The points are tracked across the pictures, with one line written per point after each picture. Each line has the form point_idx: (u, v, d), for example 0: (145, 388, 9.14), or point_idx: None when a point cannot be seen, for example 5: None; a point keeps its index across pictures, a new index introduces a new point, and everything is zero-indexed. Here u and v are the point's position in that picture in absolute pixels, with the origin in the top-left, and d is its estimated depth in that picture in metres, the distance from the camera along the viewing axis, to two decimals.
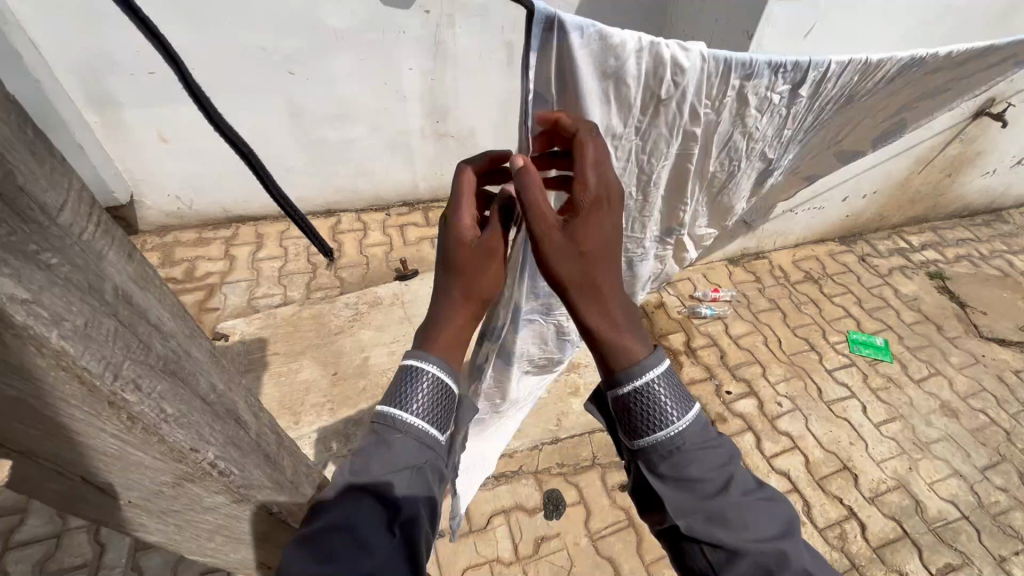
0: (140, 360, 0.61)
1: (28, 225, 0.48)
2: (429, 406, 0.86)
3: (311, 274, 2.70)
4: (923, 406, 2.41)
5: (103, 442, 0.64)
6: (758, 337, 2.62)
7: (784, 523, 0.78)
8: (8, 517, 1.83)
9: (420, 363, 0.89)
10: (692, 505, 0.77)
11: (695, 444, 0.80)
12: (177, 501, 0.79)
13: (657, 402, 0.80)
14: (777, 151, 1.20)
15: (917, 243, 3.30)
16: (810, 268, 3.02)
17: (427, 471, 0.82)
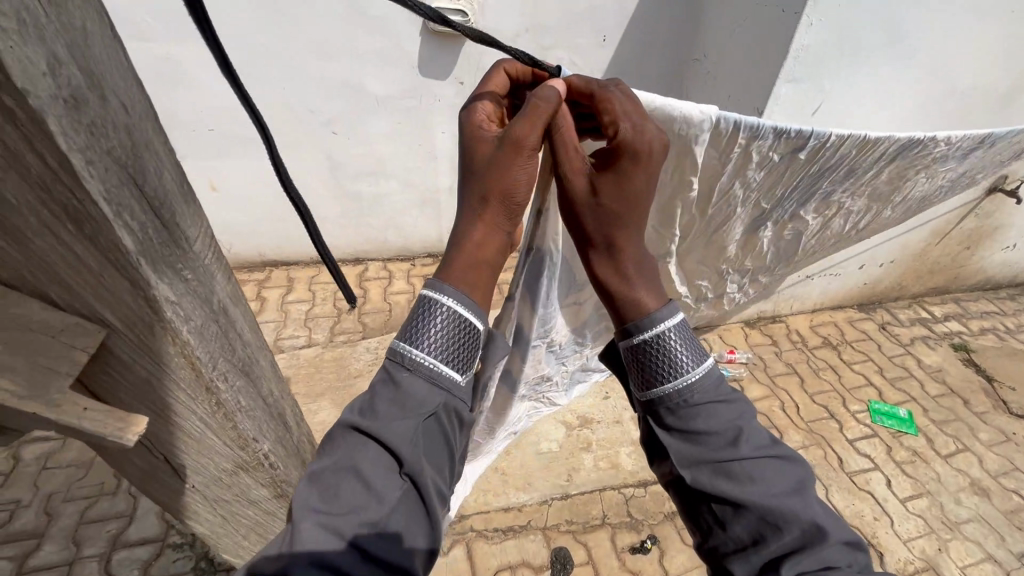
0: (229, 358, 0.79)
1: (180, 250, 0.64)
2: (443, 345, 0.80)
3: (336, 318, 2.81)
4: (951, 483, 2.31)
5: (190, 424, 0.80)
6: (775, 402, 2.59)
7: (796, 481, 0.76)
8: (26, 541, 1.87)
9: (436, 295, 0.82)
10: (699, 454, 0.79)
11: (705, 397, 0.83)
12: (229, 491, 1.00)
13: (669, 348, 0.84)
14: (772, 203, 1.27)
15: (939, 313, 3.27)
16: (827, 334, 3.01)
17: (440, 416, 0.78)
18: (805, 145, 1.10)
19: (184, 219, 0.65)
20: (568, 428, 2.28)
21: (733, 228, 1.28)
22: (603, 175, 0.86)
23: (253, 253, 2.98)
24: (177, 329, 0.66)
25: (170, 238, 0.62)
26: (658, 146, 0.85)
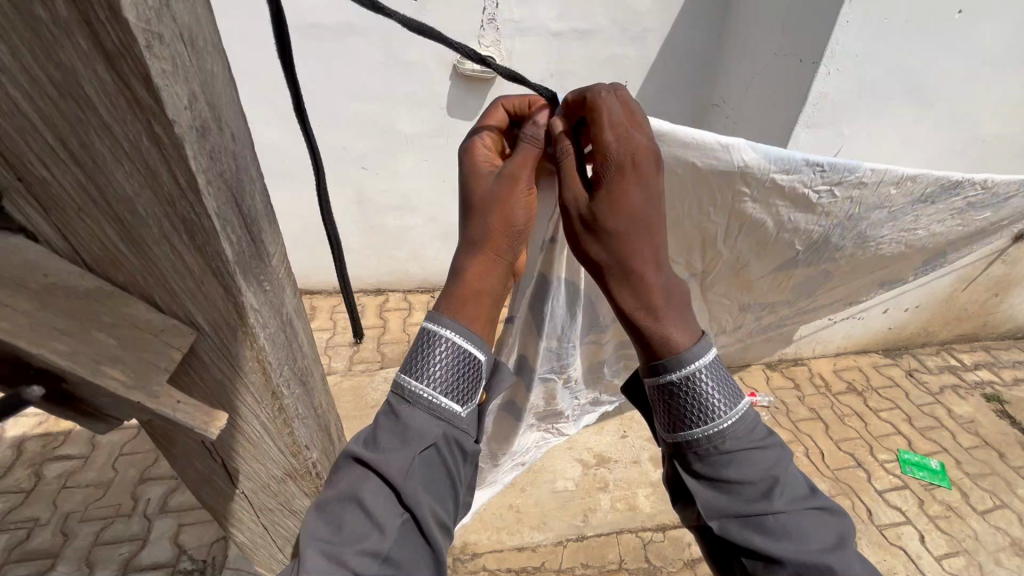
0: (293, 366, 0.78)
1: (261, 263, 0.65)
2: (445, 373, 0.78)
3: (355, 347, 2.85)
4: (990, 542, 2.19)
5: (250, 428, 0.78)
6: (798, 448, 2.51)
7: (836, 537, 0.73)
8: (41, 560, 1.88)
9: (433, 328, 0.80)
10: (730, 507, 0.76)
11: (740, 444, 0.78)
12: (275, 499, 0.92)
13: (703, 393, 0.79)
14: (806, 246, 1.26)
15: (969, 361, 3.17)
16: (851, 379, 2.94)
17: (441, 445, 0.76)
18: (837, 184, 1.11)
19: (266, 228, 0.66)
20: (585, 467, 2.24)
21: (756, 264, 1.29)
22: (609, 182, 0.81)
23: None
24: (256, 333, 0.66)
25: (256, 246, 0.63)
26: (649, 154, 0.82)
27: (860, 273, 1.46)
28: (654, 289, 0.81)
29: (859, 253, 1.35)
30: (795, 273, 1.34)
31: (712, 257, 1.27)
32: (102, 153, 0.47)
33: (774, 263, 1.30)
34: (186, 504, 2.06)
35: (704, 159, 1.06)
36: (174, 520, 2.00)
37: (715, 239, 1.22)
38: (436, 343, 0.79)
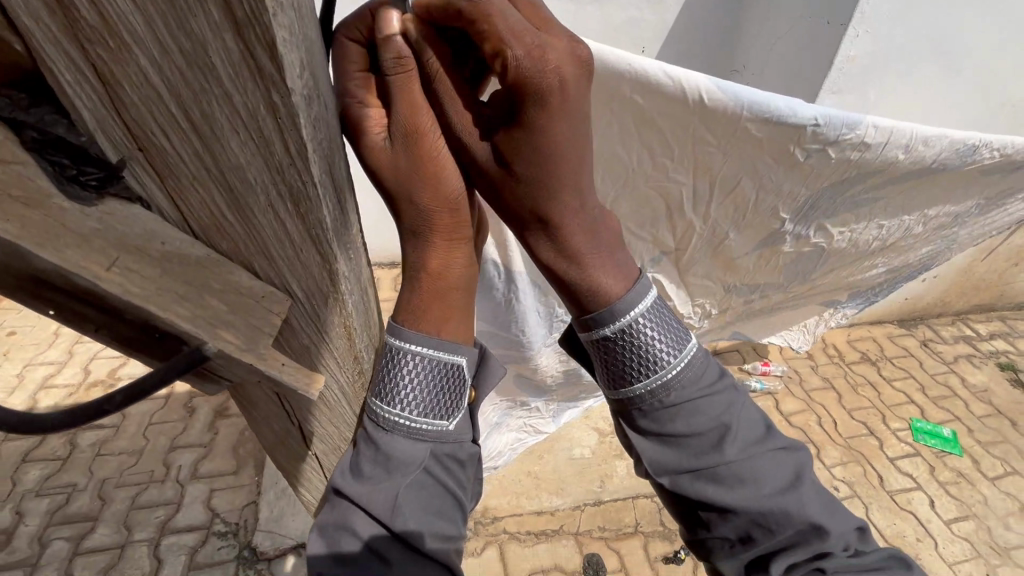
0: (366, 331, 0.78)
1: (348, 230, 0.64)
2: (421, 392, 0.69)
3: None
4: (999, 507, 2.23)
5: (331, 394, 0.78)
6: (811, 417, 2.55)
7: (790, 474, 0.72)
8: (81, 523, 1.97)
9: (398, 343, 0.70)
10: (685, 459, 0.74)
11: (692, 393, 0.74)
12: (342, 461, 0.92)
13: (646, 343, 0.73)
14: (789, 212, 1.15)
15: (984, 331, 3.16)
16: (865, 349, 2.95)
17: (434, 467, 0.70)
18: (832, 142, 0.96)
19: (350, 197, 0.64)
20: (601, 435, 2.27)
21: (735, 236, 1.19)
22: (534, 112, 0.63)
23: None
24: (344, 299, 0.66)
25: (344, 215, 0.62)
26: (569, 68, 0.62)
27: (860, 255, 1.36)
28: (578, 227, 0.72)
29: (851, 224, 1.24)
30: (779, 248, 1.25)
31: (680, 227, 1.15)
32: (219, 121, 0.45)
33: (753, 235, 1.19)
34: (216, 470, 2.13)
35: (660, 99, 0.91)
36: (206, 485, 2.08)
37: (682, 203, 1.10)
38: (403, 360, 0.69)
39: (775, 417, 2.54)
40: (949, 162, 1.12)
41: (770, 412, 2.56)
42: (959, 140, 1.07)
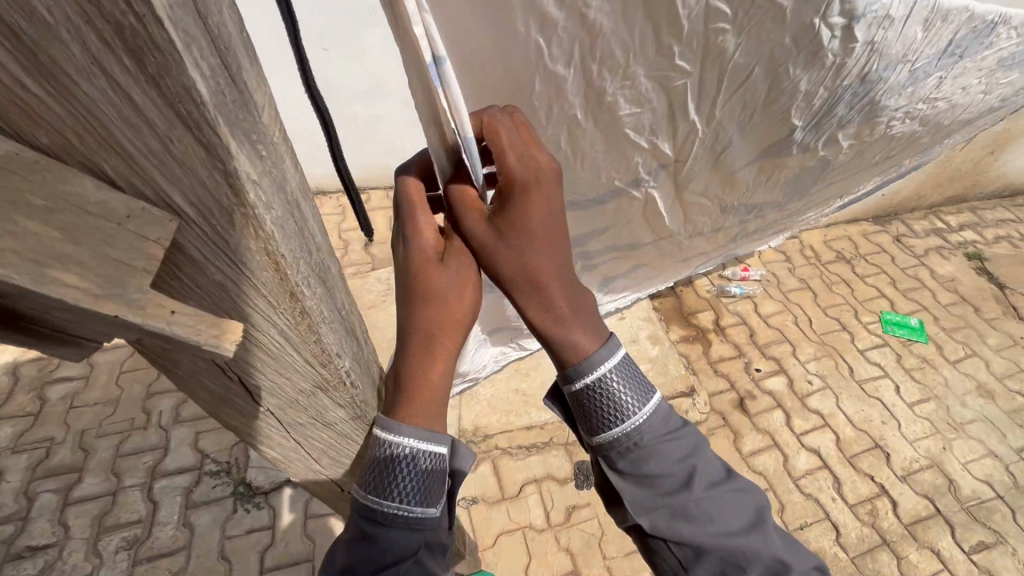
0: (308, 258, 0.59)
1: (249, 113, 0.44)
2: (420, 480, 0.69)
3: (343, 250, 2.75)
4: (958, 387, 2.37)
5: (268, 336, 0.60)
6: (788, 317, 2.60)
7: (753, 513, 0.75)
8: (68, 474, 1.94)
9: (390, 435, 0.69)
10: (654, 503, 0.75)
11: (656, 438, 0.76)
12: (303, 415, 0.75)
13: (613, 397, 0.76)
14: (804, 115, 1.03)
15: (954, 223, 3.21)
16: (841, 249, 2.97)
17: (427, 562, 0.68)
18: (857, 19, 0.83)
19: (241, 52, 0.42)
20: None
21: (737, 146, 1.11)
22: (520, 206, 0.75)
23: None
24: (260, 217, 0.48)
25: (235, 85, 0.42)
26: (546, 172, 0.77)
27: (869, 161, 1.30)
28: (561, 297, 0.77)
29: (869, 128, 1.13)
30: (786, 154, 1.15)
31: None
32: None
33: (758, 140, 1.10)
34: (199, 412, 2.10)
35: None
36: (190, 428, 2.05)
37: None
38: (398, 456, 0.69)
39: (754, 320, 2.59)
40: (985, 49, 0.99)
41: (749, 316, 2.60)
42: (1001, 22, 0.93)
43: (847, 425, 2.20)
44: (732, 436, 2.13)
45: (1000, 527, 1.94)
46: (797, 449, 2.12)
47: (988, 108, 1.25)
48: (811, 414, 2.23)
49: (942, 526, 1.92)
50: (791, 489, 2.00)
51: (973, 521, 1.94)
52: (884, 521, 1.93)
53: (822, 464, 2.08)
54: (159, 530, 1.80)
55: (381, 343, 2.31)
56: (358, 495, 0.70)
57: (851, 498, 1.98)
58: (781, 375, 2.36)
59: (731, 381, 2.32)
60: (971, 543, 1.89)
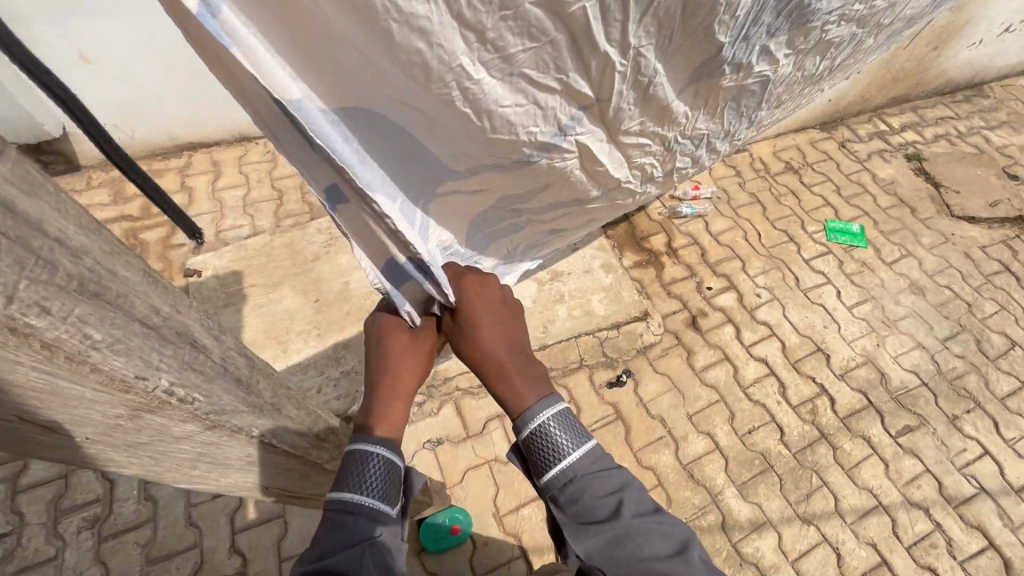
0: (43, 280, 0.46)
1: None
2: (385, 486, 0.84)
3: (277, 201, 2.56)
4: (893, 287, 2.49)
5: (24, 376, 0.49)
6: (737, 233, 2.63)
7: (678, 543, 0.83)
8: (10, 464, 1.83)
9: (366, 445, 0.85)
10: (588, 531, 0.84)
11: (587, 472, 0.88)
12: (143, 434, 0.64)
13: (548, 437, 0.89)
14: (743, 47, 0.78)
15: (897, 124, 3.24)
16: (789, 159, 2.97)
17: (382, 547, 0.79)
18: None
19: None
20: (541, 284, 2.26)
21: (668, 78, 0.80)
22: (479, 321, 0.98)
23: (162, 137, 2.56)
24: None
25: None
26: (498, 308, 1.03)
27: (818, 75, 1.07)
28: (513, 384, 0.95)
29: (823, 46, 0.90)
30: (725, 90, 0.88)
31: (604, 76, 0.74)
32: None
33: (692, 72, 0.81)
34: None
35: None
36: None
37: (591, 38, 0.67)
38: (372, 460, 0.84)
39: (705, 239, 2.60)
40: None
41: (701, 235, 2.61)
42: None
43: (791, 333, 2.30)
44: (685, 354, 2.21)
45: (924, 410, 2.12)
46: (745, 360, 2.21)
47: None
48: (758, 326, 2.32)
49: (873, 416, 2.09)
50: (741, 397, 2.11)
51: (900, 408, 2.11)
52: (823, 417, 2.08)
53: (768, 372, 2.19)
54: (120, 507, 1.76)
55: (329, 296, 2.22)
56: (332, 495, 0.82)
57: (795, 400, 2.11)
58: (731, 291, 2.42)
59: (684, 302, 2.37)
60: (897, 428, 2.06)
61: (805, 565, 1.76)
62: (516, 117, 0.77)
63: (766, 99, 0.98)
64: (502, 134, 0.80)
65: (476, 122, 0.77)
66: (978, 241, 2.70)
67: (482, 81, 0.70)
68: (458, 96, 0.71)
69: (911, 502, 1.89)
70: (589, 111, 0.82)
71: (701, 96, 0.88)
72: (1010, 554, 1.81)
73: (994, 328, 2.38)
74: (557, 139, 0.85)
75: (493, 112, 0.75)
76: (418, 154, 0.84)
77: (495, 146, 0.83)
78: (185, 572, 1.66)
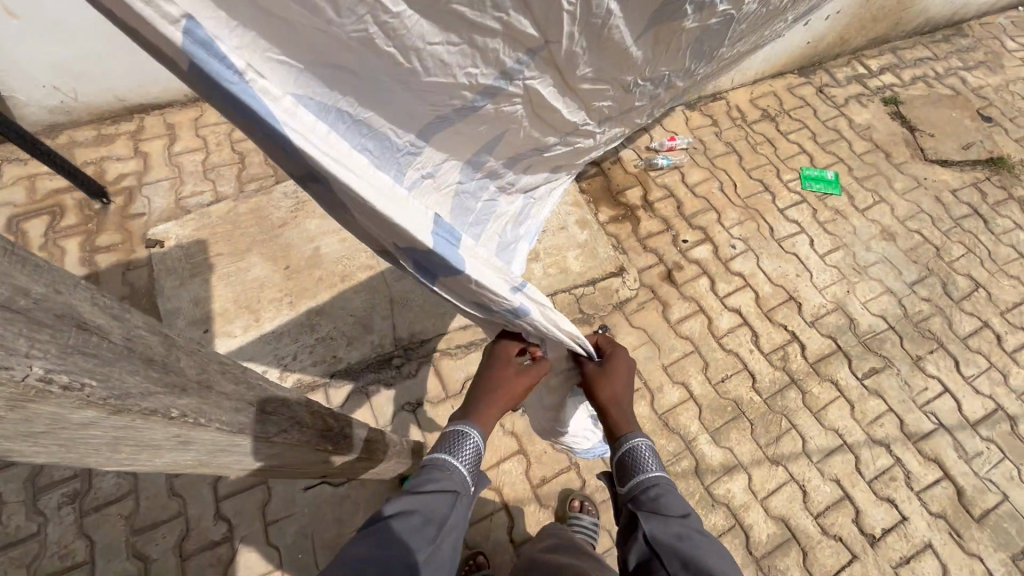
0: None
1: None
2: (471, 459, 1.09)
3: (239, 165, 2.46)
4: (865, 234, 2.51)
5: None
6: (713, 184, 2.60)
7: (724, 558, 1.05)
8: None
9: (467, 430, 1.10)
10: (664, 527, 1.06)
11: (666, 486, 1.11)
12: (33, 424, 0.50)
13: (644, 458, 1.13)
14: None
15: (875, 67, 3.18)
16: (766, 106, 2.92)
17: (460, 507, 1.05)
18: None
19: None
20: None
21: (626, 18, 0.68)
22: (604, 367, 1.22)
23: (107, 97, 2.40)
24: None
25: None
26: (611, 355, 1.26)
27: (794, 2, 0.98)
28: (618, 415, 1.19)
29: None
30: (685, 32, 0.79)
31: (556, 19, 0.63)
32: None
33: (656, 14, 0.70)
34: None
35: None
36: None
37: None
38: (468, 440, 1.09)
39: (681, 191, 2.57)
40: None
41: (677, 187, 2.58)
42: None
43: (765, 283, 2.33)
44: (661, 307, 2.22)
45: (889, 352, 2.19)
46: (719, 310, 2.24)
47: None
48: (733, 277, 2.33)
49: (841, 359, 2.15)
50: (714, 347, 2.15)
51: (867, 351, 2.18)
52: (793, 363, 2.14)
53: (742, 322, 2.22)
54: (99, 481, 1.75)
55: (299, 263, 2.17)
56: (433, 454, 1.07)
57: (766, 348, 2.16)
58: (707, 244, 2.42)
59: (660, 255, 2.36)
60: (864, 370, 2.13)
61: (773, 503, 1.85)
62: (451, 58, 0.62)
63: (731, 32, 0.89)
64: (436, 77, 0.64)
65: (400, 63, 0.60)
66: (949, 184, 2.72)
67: (401, 14, 0.55)
68: (374, 30, 0.55)
69: (874, 440, 1.98)
70: (542, 57, 0.68)
71: (667, 38, 0.78)
72: (964, 483, 1.92)
73: (959, 271, 2.43)
74: (502, 83, 0.70)
75: (420, 50, 0.60)
76: (369, 136, 0.68)
77: (427, 95, 0.67)
78: (173, 538, 1.68)
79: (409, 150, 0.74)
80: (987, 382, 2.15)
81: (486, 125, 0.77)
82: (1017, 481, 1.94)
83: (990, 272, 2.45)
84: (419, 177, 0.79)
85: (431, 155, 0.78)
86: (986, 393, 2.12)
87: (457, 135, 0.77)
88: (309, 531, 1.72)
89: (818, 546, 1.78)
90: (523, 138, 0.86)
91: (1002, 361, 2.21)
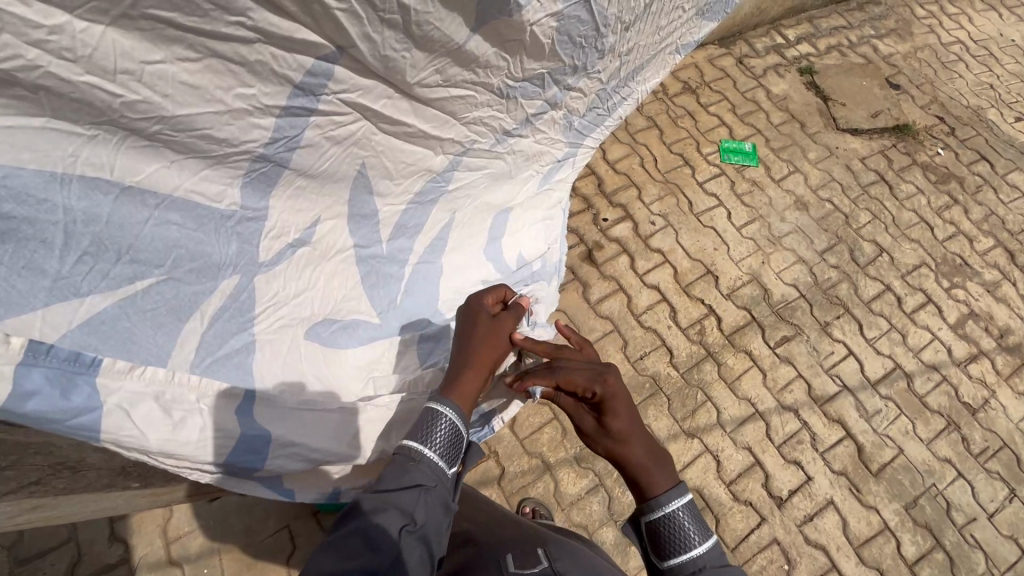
0: None
1: None
2: (447, 447, 0.86)
3: None
4: (780, 205, 2.56)
5: None
6: (634, 159, 2.55)
7: None
8: None
9: (441, 406, 0.88)
10: None
11: (716, 565, 0.88)
12: None
13: (680, 525, 0.91)
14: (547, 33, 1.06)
15: (793, 37, 3.20)
16: (687, 78, 2.87)
17: (430, 495, 0.81)
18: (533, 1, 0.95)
19: None
20: None
21: (424, 59, 0.92)
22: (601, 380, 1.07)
23: None
24: None
25: None
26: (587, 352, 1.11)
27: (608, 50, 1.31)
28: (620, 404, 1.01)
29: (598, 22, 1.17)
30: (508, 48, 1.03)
31: (324, 17, 0.75)
32: None
33: (451, 52, 0.95)
34: None
35: None
36: None
37: (233, 77, 0.76)
38: (443, 415, 0.87)
39: (602, 167, 2.51)
40: None
41: (598, 164, 2.51)
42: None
43: (683, 258, 2.33)
44: (581, 288, 2.20)
45: (800, 320, 2.26)
46: (639, 288, 2.24)
47: (664, 35, 1.53)
48: (652, 254, 2.32)
49: (755, 330, 2.21)
50: (634, 325, 2.15)
51: (779, 321, 2.24)
52: (710, 336, 2.17)
53: (661, 298, 2.23)
54: None
55: None
56: (403, 441, 0.85)
57: (684, 323, 2.18)
58: (627, 221, 2.39)
59: (580, 235, 2.32)
60: (776, 340, 2.20)
61: (688, 475, 1.90)
62: (199, 80, 0.74)
63: (594, 20, 1.15)
64: (190, 99, 0.75)
65: (132, 96, 0.70)
66: (858, 153, 2.80)
67: (100, 32, 0.63)
68: (68, 65, 0.63)
69: (783, 405, 2.07)
70: (337, 61, 0.83)
71: (506, 36, 1.00)
72: (863, 441, 2.05)
73: (866, 237, 2.53)
74: (309, 101, 0.86)
75: (140, 72, 0.69)
76: (160, 207, 0.84)
77: (188, 131, 0.78)
78: (61, 567, 1.56)
79: (248, 218, 0.95)
80: (887, 343, 2.27)
81: (328, 164, 0.99)
82: (910, 434, 2.09)
83: (894, 237, 2.55)
84: (290, 247, 1.04)
85: (297, 221, 1.04)
86: (886, 353, 2.24)
87: (302, 187, 1.00)
88: (214, 546, 1.64)
89: (730, 512, 1.86)
90: (391, 165, 1.10)
91: (902, 322, 2.33)
